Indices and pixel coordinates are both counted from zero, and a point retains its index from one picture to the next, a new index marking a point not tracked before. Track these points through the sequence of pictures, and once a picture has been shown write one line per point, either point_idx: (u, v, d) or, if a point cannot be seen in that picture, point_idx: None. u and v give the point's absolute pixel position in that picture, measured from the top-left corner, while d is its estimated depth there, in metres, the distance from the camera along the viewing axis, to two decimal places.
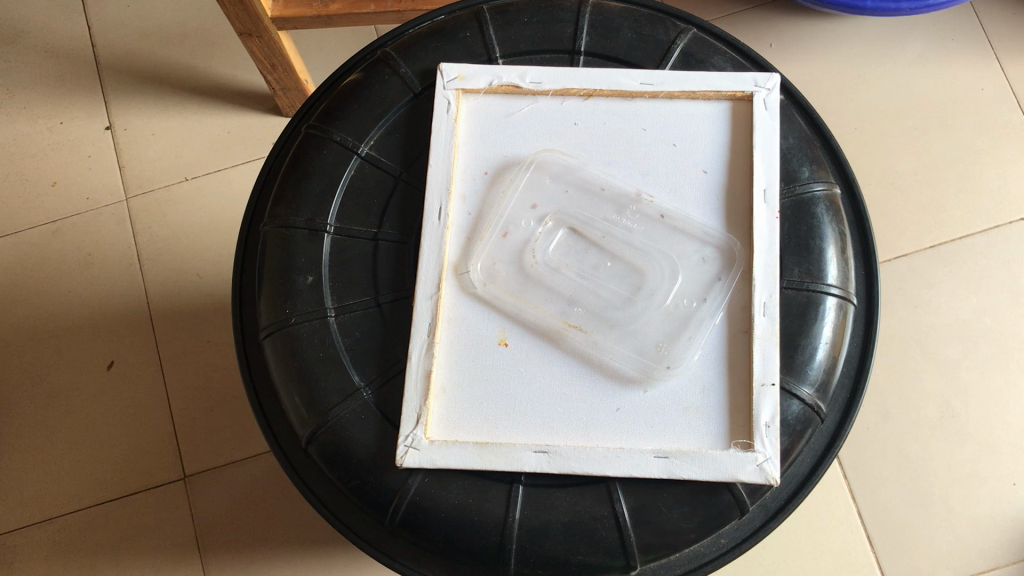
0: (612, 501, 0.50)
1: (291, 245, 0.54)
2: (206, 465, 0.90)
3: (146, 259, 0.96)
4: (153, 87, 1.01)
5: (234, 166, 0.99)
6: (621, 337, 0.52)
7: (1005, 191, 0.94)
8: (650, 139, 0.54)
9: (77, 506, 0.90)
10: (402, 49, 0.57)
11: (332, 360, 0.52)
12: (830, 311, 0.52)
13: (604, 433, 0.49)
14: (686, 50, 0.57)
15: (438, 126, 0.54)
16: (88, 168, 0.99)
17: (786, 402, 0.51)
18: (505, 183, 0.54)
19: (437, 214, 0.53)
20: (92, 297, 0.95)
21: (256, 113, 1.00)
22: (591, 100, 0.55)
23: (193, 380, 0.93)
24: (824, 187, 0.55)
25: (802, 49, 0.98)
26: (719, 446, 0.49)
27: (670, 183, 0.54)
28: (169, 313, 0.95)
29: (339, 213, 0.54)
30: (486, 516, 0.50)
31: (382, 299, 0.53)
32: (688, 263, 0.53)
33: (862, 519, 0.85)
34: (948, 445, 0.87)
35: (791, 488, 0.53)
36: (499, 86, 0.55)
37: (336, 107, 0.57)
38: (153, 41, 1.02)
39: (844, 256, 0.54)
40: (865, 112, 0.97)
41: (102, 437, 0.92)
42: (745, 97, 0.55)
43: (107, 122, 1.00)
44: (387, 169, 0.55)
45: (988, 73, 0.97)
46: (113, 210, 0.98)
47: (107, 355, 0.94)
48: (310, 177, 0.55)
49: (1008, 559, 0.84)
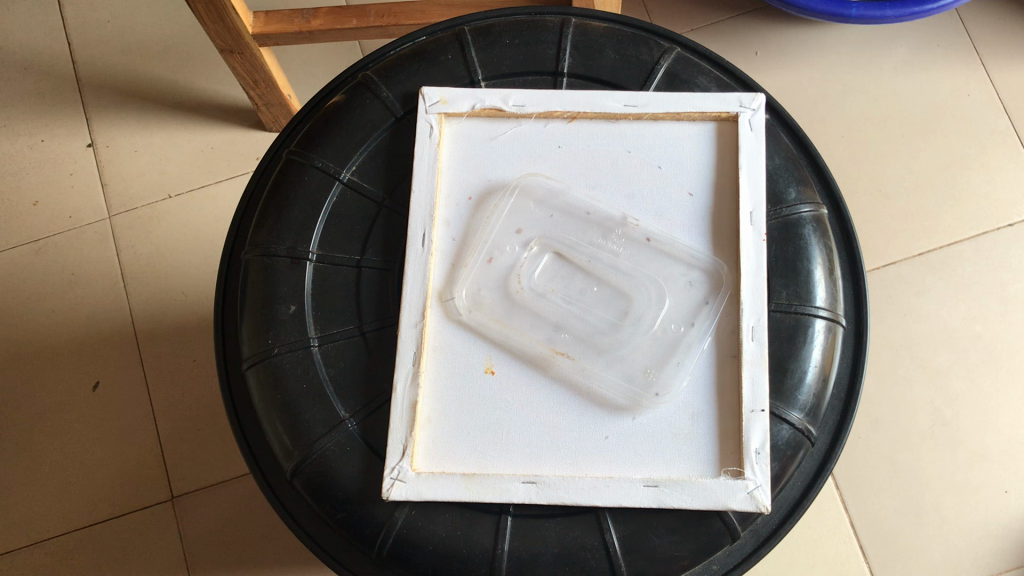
0: (601, 530, 0.49)
1: (273, 274, 0.53)
2: (193, 486, 0.89)
3: (131, 278, 0.95)
4: (135, 103, 1.00)
5: (218, 182, 0.98)
6: (608, 363, 0.51)
7: (993, 196, 0.94)
8: (635, 162, 0.54)
9: (64, 529, 0.89)
10: (383, 72, 0.57)
11: (316, 391, 0.52)
12: (819, 334, 0.52)
13: (593, 462, 0.49)
14: (670, 71, 0.56)
15: (419, 151, 0.53)
16: (70, 186, 0.98)
17: (776, 427, 0.51)
18: (489, 208, 0.54)
19: (420, 241, 0.52)
20: (75, 317, 0.94)
21: (240, 129, 0.99)
22: (575, 122, 0.55)
23: (180, 399, 0.92)
24: (811, 208, 0.54)
25: (788, 57, 0.98)
26: (710, 474, 0.48)
27: (656, 205, 0.53)
28: (154, 332, 0.94)
29: (321, 240, 0.54)
30: (474, 548, 0.49)
31: (367, 328, 0.53)
32: (675, 287, 0.52)
33: (854, 530, 0.85)
34: (940, 454, 0.87)
35: (782, 513, 0.52)
36: (481, 110, 0.54)
37: (317, 132, 0.56)
38: (134, 57, 1.01)
39: (832, 277, 0.54)
40: (852, 118, 0.96)
41: (88, 459, 0.91)
42: (730, 118, 0.54)
43: (89, 140, 0.99)
44: (369, 195, 0.54)
45: (974, 78, 0.97)
46: (96, 228, 0.97)
47: (92, 376, 0.93)
48: (292, 204, 0.54)
49: (1001, 567, 0.83)
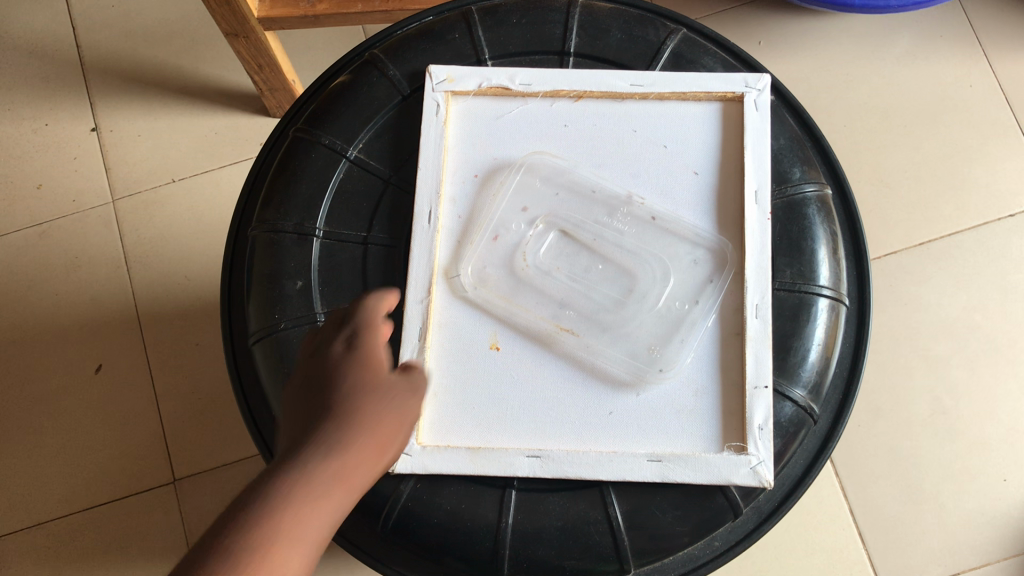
0: (605, 505, 0.49)
1: (279, 249, 0.54)
2: (195, 469, 0.90)
3: (134, 261, 0.95)
4: (140, 88, 1.00)
5: (221, 167, 0.98)
6: (613, 340, 0.52)
7: (995, 187, 0.94)
8: (640, 141, 0.54)
9: (65, 511, 0.89)
10: (390, 51, 0.57)
11: None
12: (822, 313, 0.52)
13: (597, 438, 0.49)
14: (676, 51, 0.56)
15: (426, 128, 0.54)
16: (75, 170, 0.98)
17: (779, 404, 0.51)
18: (495, 186, 0.54)
19: (427, 218, 0.53)
20: (79, 300, 0.94)
21: (244, 114, 1.00)
22: (581, 101, 0.55)
23: (183, 382, 0.93)
24: (815, 188, 0.55)
25: (791, 46, 0.98)
26: (712, 450, 0.49)
27: (661, 184, 0.54)
28: (158, 315, 0.94)
29: (327, 216, 0.54)
30: (479, 522, 0.49)
31: None
32: (680, 265, 0.53)
33: (853, 517, 0.86)
34: (939, 442, 0.87)
35: (783, 491, 0.52)
36: (488, 88, 0.55)
37: (324, 109, 0.56)
38: (139, 41, 1.01)
39: (836, 257, 0.54)
40: (854, 108, 0.97)
41: (91, 442, 0.91)
42: (735, 98, 0.55)
43: (93, 124, 1.00)
44: (376, 172, 0.55)
45: (976, 70, 0.97)
46: (100, 212, 0.97)
47: (95, 358, 0.93)
48: (299, 181, 0.54)
49: (999, 555, 0.84)
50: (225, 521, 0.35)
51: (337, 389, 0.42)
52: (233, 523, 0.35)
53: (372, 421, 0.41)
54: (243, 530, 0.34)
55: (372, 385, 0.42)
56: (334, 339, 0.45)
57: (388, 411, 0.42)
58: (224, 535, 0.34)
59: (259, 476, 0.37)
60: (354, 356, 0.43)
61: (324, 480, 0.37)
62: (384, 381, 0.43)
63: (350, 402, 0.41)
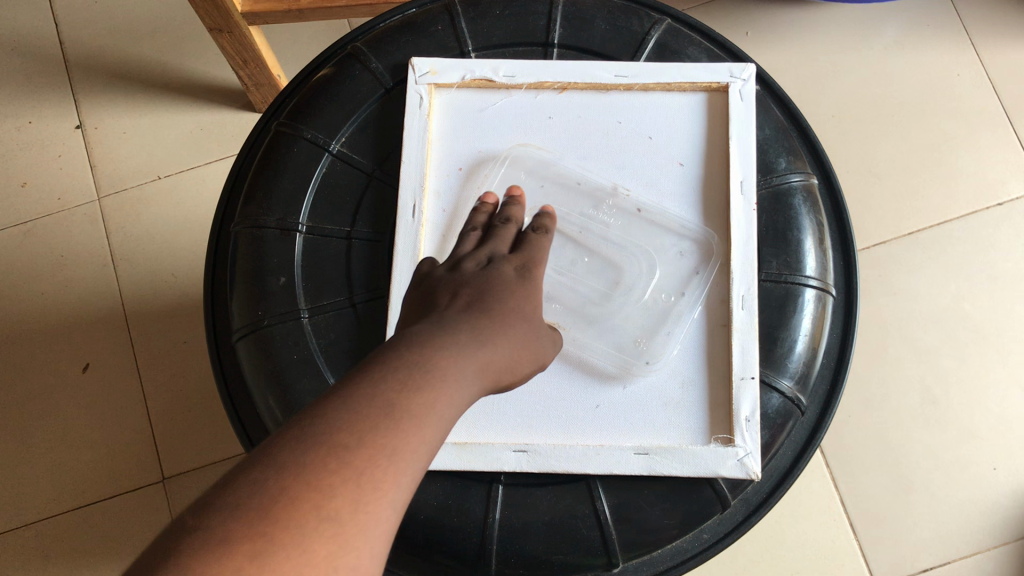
0: (592, 499, 0.49)
1: (262, 245, 0.53)
2: (183, 467, 0.89)
3: (121, 259, 0.95)
4: (124, 84, 1.00)
5: (207, 164, 0.97)
6: (599, 334, 0.52)
7: (984, 176, 0.94)
8: (625, 132, 0.54)
9: (53, 511, 0.88)
10: (372, 44, 0.56)
11: (306, 362, 0.51)
12: (809, 303, 0.52)
13: (583, 431, 0.49)
14: (660, 42, 0.56)
15: (410, 121, 0.54)
16: (59, 168, 0.97)
17: (766, 395, 0.51)
18: (479, 179, 0.54)
19: (411, 212, 0.52)
20: (65, 299, 0.94)
21: (230, 110, 0.99)
22: (565, 93, 0.55)
23: (171, 380, 0.92)
24: (801, 178, 0.54)
25: (778, 37, 0.98)
26: (700, 442, 0.49)
27: (646, 176, 0.54)
28: (145, 312, 0.93)
29: (311, 211, 0.53)
30: (466, 517, 0.49)
31: (357, 299, 0.53)
32: (666, 257, 0.53)
33: (845, 508, 0.85)
34: (930, 432, 0.87)
35: (772, 482, 0.52)
36: (471, 81, 0.55)
37: (306, 103, 0.56)
38: (123, 37, 1.01)
39: (822, 247, 0.54)
40: (842, 99, 0.96)
41: (79, 441, 0.91)
42: (720, 88, 0.54)
43: (78, 121, 0.99)
44: (359, 166, 0.54)
45: (963, 58, 0.97)
46: (85, 210, 0.96)
47: (82, 357, 0.92)
48: (281, 176, 0.54)
49: (990, 544, 0.84)
50: (368, 365, 0.32)
51: (497, 293, 0.39)
52: (374, 372, 0.32)
53: (519, 339, 0.38)
54: (384, 380, 0.31)
55: (528, 314, 0.39)
56: (502, 254, 0.43)
57: (529, 345, 0.39)
58: (364, 382, 0.31)
59: (410, 331, 0.35)
60: (525, 279, 0.41)
61: (475, 369, 0.34)
62: (537, 317, 0.40)
63: (506, 310, 0.38)
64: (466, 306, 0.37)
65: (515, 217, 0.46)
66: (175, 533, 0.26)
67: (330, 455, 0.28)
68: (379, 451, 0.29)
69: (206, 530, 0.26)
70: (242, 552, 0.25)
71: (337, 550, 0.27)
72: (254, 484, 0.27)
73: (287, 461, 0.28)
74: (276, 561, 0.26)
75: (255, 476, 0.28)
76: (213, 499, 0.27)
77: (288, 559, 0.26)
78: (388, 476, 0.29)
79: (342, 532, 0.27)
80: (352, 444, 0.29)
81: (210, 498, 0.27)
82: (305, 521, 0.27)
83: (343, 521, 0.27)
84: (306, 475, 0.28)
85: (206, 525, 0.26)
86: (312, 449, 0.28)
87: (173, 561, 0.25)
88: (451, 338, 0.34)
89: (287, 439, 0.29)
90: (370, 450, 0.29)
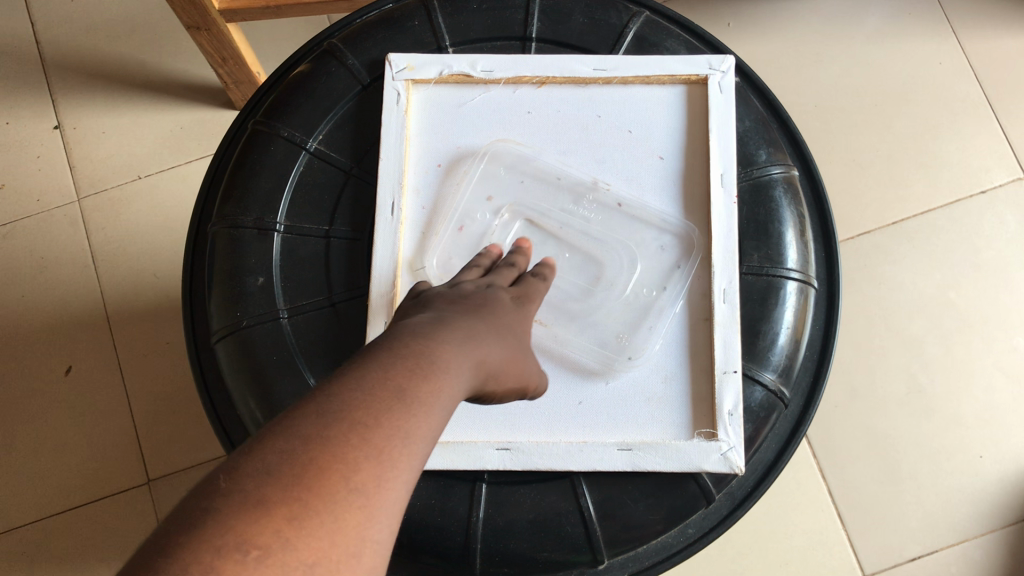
0: (576, 495, 0.49)
1: (239, 245, 0.52)
2: (169, 468, 0.88)
3: (102, 260, 0.94)
4: (102, 84, 0.99)
5: (187, 163, 0.97)
6: (581, 329, 0.52)
7: (967, 164, 0.94)
8: (604, 127, 0.54)
9: (38, 515, 0.87)
10: (349, 40, 0.56)
11: (285, 362, 0.51)
12: (791, 296, 0.52)
13: (566, 428, 0.49)
14: (639, 34, 0.55)
15: (387, 118, 0.53)
16: (38, 169, 0.96)
17: (749, 389, 0.50)
18: (458, 175, 0.54)
19: (390, 210, 0.52)
20: (47, 301, 0.93)
21: (210, 108, 0.98)
22: (544, 87, 0.54)
23: (155, 381, 0.91)
24: (781, 170, 0.54)
25: (760, 28, 0.98)
26: (683, 437, 0.49)
27: (626, 170, 0.53)
28: (127, 313, 0.92)
29: (288, 210, 0.53)
30: (450, 516, 0.48)
31: (336, 298, 0.52)
32: (647, 251, 0.53)
33: (832, 498, 0.86)
34: (916, 421, 0.87)
35: (757, 475, 0.52)
36: (449, 76, 0.54)
37: (282, 101, 0.55)
38: (101, 36, 1.00)
39: (803, 239, 0.54)
40: (824, 89, 0.96)
41: (62, 445, 0.90)
42: (699, 81, 0.54)
43: (56, 122, 0.98)
44: (337, 164, 0.54)
45: (945, 47, 0.97)
46: (65, 211, 0.95)
47: (64, 360, 0.92)
48: (257, 175, 0.53)
49: (977, 532, 0.84)
50: (376, 350, 0.31)
51: (496, 311, 0.38)
52: (382, 352, 0.30)
53: (512, 348, 0.37)
54: (394, 358, 0.30)
55: (523, 335, 0.39)
56: (499, 282, 0.42)
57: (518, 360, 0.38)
58: (377, 362, 0.29)
59: (412, 326, 0.33)
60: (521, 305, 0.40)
61: (476, 370, 0.33)
62: (525, 333, 0.39)
63: (500, 322, 0.37)
64: (467, 311, 0.36)
65: (518, 264, 0.46)
66: (202, 498, 0.24)
67: (353, 428, 0.26)
68: (402, 428, 0.28)
69: (237, 494, 0.24)
70: (279, 514, 0.24)
71: (363, 521, 0.25)
72: (278, 451, 0.25)
73: (307, 432, 0.26)
74: (312, 525, 0.24)
75: (281, 444, 0.26)
76: (238, 464, 0.25)
77: (322, 525, 0.24)
78: (408, 454, 0.27)
79: (369, 503, 0.26)
80: (375, 419, 0.27)
81: (234, 463, 0.25)
82: (335, 489, 0.25)
83: (371, 493, 0.26)
84: (332, 445, 0.26)
85: (237, 489, 0.24)
86: (333, 421, 0.26)
87: (208, 522, 0.23)
88: (458, 332, 0.33)
89: (298, 414, 0.27)
90: (392, 425, 0.27)
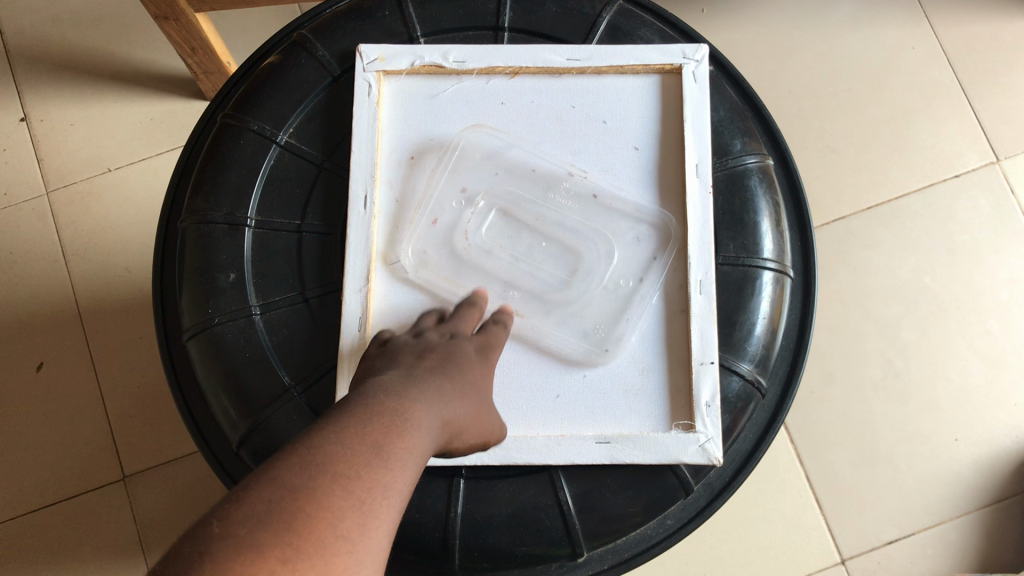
0: (555, 489, 0.49)
1: (210, 240, 0.51)
2: (144, 465, 0.87)
3: (72, 255, 0.92)
4: (69, 75, 0.97)
5: (158, 155, 0.95)
6: (558, 319, 0.52)
7: (941, 148, 0.94)
8: (578, 118, 0.53)
9: (10, 515, 0.86)
10: (318, 31, 0.55)
11: (258, 360, 0.50)
12: (767, 285, 0.52)
13: (543, 421, 0.49)
14: (613, 23, 0.55)
15: (359, 110, 0.52)
16: (4, 163, 0.95)
17: (726, 379, 0.50)
18: (432, 165, 0.53)
19: (363, 203, 0.51)
20: (16, 297, 0.91)
21: (180, 98, 0.97)
22: (517, 77, 0.54)
23: (128, 376, 0.90)
24: (756, 159, 0.54)
25: (734, 13, 0.98)
26: (660, 429, 0.49)
27: (602, 161, 0.53)
28: (98, 308, 0.91)
29: (259, 205, 0.52)
30: (427, 513, 0.48)
31: (310, 294, 0.51)
32: (623, 242, 0.53)
33: (810, 483, 0.86)
34: (892, 406, 0.88)
35: (735, 464, 0.52)
36: (421, 67, 0.53)
37: (252, 93, 0.54)
38: (67, 26, 0.98)
39: (779, 228, 0.53)
40: (799, 75, 0.96)
41: (34, 443, 0.88)
42: (674, 70, 0.54)
43: (22, 114, 0.96)
44: (308, 157, 0.53)
45: (918, 32, 0.97)
46: (33, 205, 0.94)
47: (35, 356, 0.90)
48: (227, 169, 0.52)
49: (952, 514, 0.85)
50: (344, 413, 0.34)
51: (458, 367, 0.42)
52: (358, 413, 0.33)
53: (474, 404, 0.41)
54: (370, 419, 0.33)
55: (481, 393, 0.42)
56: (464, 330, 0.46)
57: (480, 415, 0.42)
58: (352, 421, 0.33)
59: (384, 383, 0.37)
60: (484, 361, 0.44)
61: (441, 427, 0.37)
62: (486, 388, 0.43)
63: (465, 378, 0.41)
64: (430, 371, 0.40)
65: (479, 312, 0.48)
66: (201, 542, 0.26)
67: (337, 480, 0.29)
68: (378, 482, 0.31)
69: (233, 537, 0.26)
70: (273, 556, 0.26)
71: (349, 565, 0.28)
72: (267, 502, 0.28)
73: (295, 483, 0.29)
74: (304, 567, 0.26)
75: (267, 495, 0.28)
76: (230, 512, 0.27)
77: (312, 566, 0.26)
78: (384, 506, 0.30)
79: (352, 549, 0.28)
80: (356, 472, 0.30)
81: (228, 511, 0.27)
82: (323, 535, 0.27)
83: (353, 539, 0.28)
84: (319, 496, 0.28)
85: (232, 533, 0.26)
86: (318, 473, 0.29)
87: (209, 564, 0.25)
88: (423, 392, 0.37)
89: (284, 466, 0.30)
90: (367, 482, 0.30)
